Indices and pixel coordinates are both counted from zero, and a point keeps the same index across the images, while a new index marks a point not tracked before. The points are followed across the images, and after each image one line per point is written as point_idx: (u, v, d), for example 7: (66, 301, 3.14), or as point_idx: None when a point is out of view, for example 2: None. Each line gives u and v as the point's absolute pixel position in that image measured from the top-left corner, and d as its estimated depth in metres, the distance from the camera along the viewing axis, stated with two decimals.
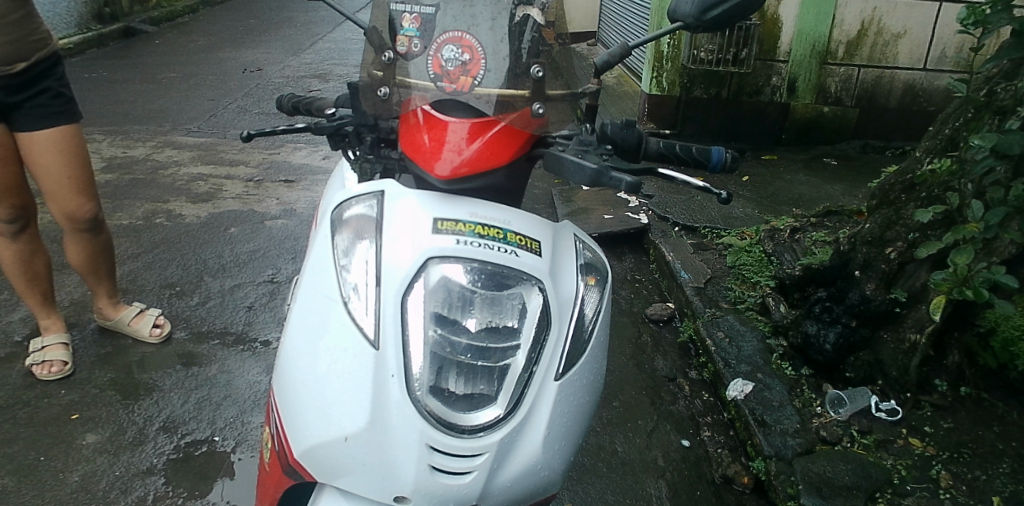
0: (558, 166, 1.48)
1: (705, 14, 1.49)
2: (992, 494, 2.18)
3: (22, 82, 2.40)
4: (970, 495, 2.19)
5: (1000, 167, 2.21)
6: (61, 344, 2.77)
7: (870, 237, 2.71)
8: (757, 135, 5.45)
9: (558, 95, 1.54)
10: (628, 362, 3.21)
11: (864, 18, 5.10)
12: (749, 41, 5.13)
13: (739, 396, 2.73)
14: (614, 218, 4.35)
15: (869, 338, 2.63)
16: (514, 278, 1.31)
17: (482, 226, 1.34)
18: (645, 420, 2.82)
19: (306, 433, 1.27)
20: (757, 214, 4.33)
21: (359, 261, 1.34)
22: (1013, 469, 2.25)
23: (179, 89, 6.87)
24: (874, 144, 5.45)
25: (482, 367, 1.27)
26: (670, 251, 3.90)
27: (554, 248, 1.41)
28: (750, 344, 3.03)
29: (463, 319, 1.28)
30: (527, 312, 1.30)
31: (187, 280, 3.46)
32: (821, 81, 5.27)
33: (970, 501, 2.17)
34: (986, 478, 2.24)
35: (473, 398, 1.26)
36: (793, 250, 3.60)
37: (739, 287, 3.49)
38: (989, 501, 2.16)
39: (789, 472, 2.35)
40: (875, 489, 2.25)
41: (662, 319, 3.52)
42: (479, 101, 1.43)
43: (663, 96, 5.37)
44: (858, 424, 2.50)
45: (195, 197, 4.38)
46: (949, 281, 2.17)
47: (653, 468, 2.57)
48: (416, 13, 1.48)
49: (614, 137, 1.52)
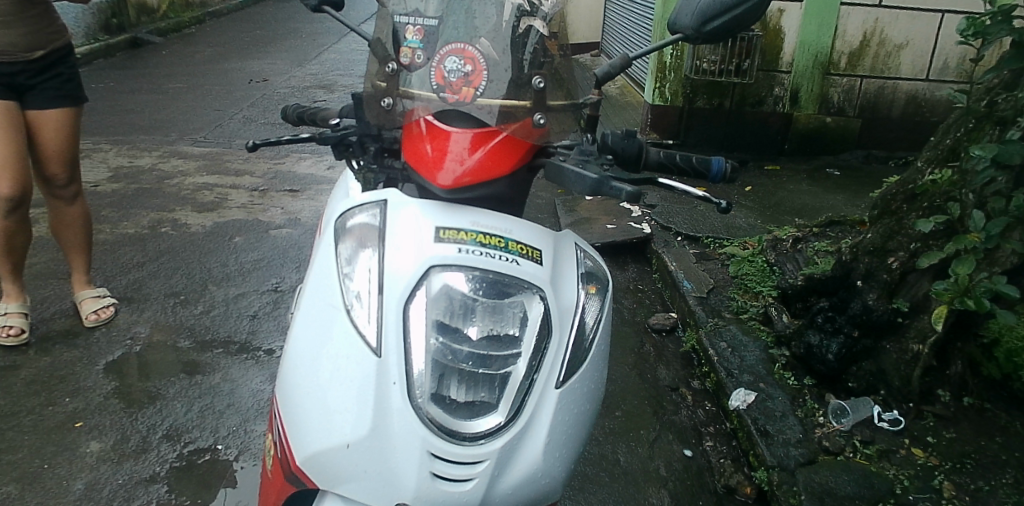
0: (559, 175, 1.50)
1: (705, 26, 1.50)
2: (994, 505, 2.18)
3: (39, 67, 2.70)
4: None
5: (1001, 178, 2.22)
6: (21, 312, 3.00)
7: (871, 247, 2.72)
8: (760, 146, 5.47)
9: (558, 105, 1.55)
10: (631, 371, 3.22)
11: (867, 29, 5.12)
12: (752, 52, 5.11)
13: (742, 405, 2.74)
14: (617, 228, 4.37)
15: (871, 348, 2.64)
16: (515, 286, 1.32)
17: (484, 235, 1.35)
18: (648, 430, 2.83)
19: (308, 440, 1.28)
20: (760, 224, 4.35)
21: (362, 269, 1.35)
22: (1016, 479, 2.25)
23: (185, 99, 6.92)
24: (877, 154, 5.46)
25: (483, 374, 1.28)
26: (673, 261, 3.91)
27: (555, 257, 1.42)
28: (752, 354, 3.03)
29: (464, 327, 1.29)
30: (528, 320, 1.32)
31: (191, 289, 3.47)
32: (823, 91, 5.29)
33: None
34: (989, 488, 2.24)
35: (474, 406, 1.27)
36: (796, 260, 3.58)
37: (742, 297, 3.50)
38: None
39: (792, 482, 2.36)
40: (877, 499, 2.25)
41: (665, 328, 3.53)
42: (480, 111, 1.43)
43: (666, 106, 5.40)
44: (861, 434, 2.50)
45: (201, 206, 4.41)
46: (950, 291, 2.19)
47: (655, 478, 2.57)
48: (419, 25, 1.51)
49: (615, 148, 1.54)
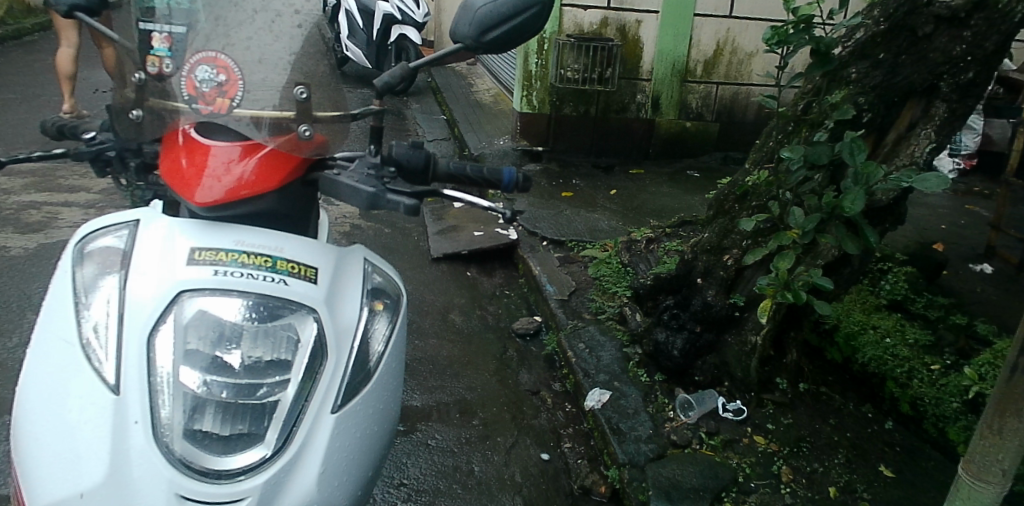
0: (334, 190, 1.40)
1: (484, 36, 1.44)
2: (828, 485, 2.35)
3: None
4: (808, 487, 2.34)
5: (817, 176, 2.40)
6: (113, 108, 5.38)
7: (708, 245, 2.83)
8: (626, 150, 5.62)
9: (327, 116, 1.44)
10: (492, 378, 3.24)
11: (719, 39, 5.40)
12: (613, 61, 5.30)
13: (597, 405, 2.79)
14: (484, 235, 4.43)
15: (714, 342, 2.77)
16: (283, 308, 1.21)
17: (247, 254, 1.23)
18: (504, 437, 2.84)
19: (38, 492, 1.11)
20: (621, 226, 4.47)
21: (103, 299, 1.21)
22: (846, 459, 2.46)
23: (18, 111, 6.36)
24: (734, 156, 5.72)
25: (246, 405, 1.16)
26: (538, 265, 3.96)
27: (334, 274, 1.33)
28: (609, 354, 3.12)
29: (225, 355, 1.16)
30: (301, 344, 1.22)
31: (5, 319, 3.16)
32: (682, 97, 5.52)
33: (808, 492, 2.32)
34: (823, 470, 2.41)
35: (232, 440, 1.14)
36: (647, 260, 3.77)
37: (601, 298, 3.60)
38: (825, 491, 2.32)
39: (641, 479, 2.41)
40: (721, 490, 2.34)
41: (529, 333, 3.58)
42: (239, 123, 1.32)
43: (534, 114, 5.46)
44: (706, 426, 2.61)
45: (24, 228, 4.04)
46: (773, 285, 2.26)
47: (510, 485, 2.58)
48: (167, 33, 1.40)
49: (399, 159, 1.41)
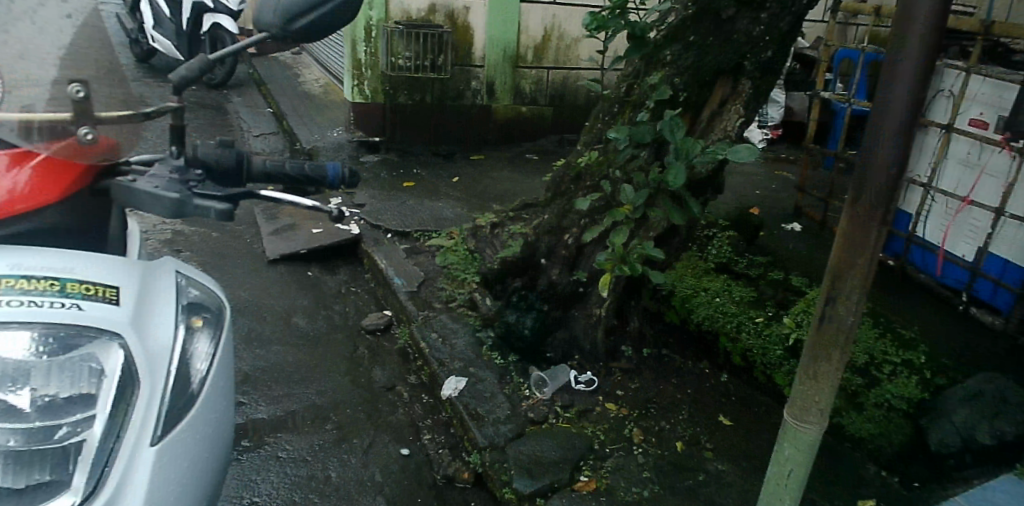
0: (132, 198, 1.34)
1: (291, 24, 1.37)
2: (676, 441, 2.50)
3: None
4: (658, 446, 2.47)
5: (642, 153, 2.52)
6: None
7: (548, 227, 2.85)
8: (465, 136, 5.63)
9: (112, 118, 1.31)
10: (343, 378, 3.13)
11: (546, 26, 5.52)
12: (444, 49, 5.24)
13: (454, 393, 2.78)
14: (324, 232, 4.25)
15: (562, 318, 2.87)
16: (80, 336, 1.10)
17: (29, 280, 1.11)
18: (361, 438, 2.75)
19: None
20: (466, 213, 4.47)
21: None
22: (688, 414, 2.63)
23: None
24: (570, 137, 5.90)
25: (43, 451, 1.05)
26: (384, 259, 3.87)
27: (141, 293, 1.22)
28: (462, 340, 3.11)
29: (10, 396, 1.05)
30: (105, 373, 1.11)
31: None
32: (516, 82, 5.59)
33: (658, 451, 2.45)
34: (670, 427, 2.57)
35: (29, 492, 1.04)
36: (493, 244, 3.69)
37: (450, 286, 3.58)
38: (673, 447, 2.47)
39: (502, 460, 2.43)
40: (579, 459, 2.40)
41: (380, 328, 3.49)
42: (5, 130, 1.21)
43: (367, 104, 5.33)
44: (561, 400, 2.67)
45: None
46: (611, 260, 2.36)
47: (371, 486, 2.50)
48: None
49: (207, 161, 1.41)
